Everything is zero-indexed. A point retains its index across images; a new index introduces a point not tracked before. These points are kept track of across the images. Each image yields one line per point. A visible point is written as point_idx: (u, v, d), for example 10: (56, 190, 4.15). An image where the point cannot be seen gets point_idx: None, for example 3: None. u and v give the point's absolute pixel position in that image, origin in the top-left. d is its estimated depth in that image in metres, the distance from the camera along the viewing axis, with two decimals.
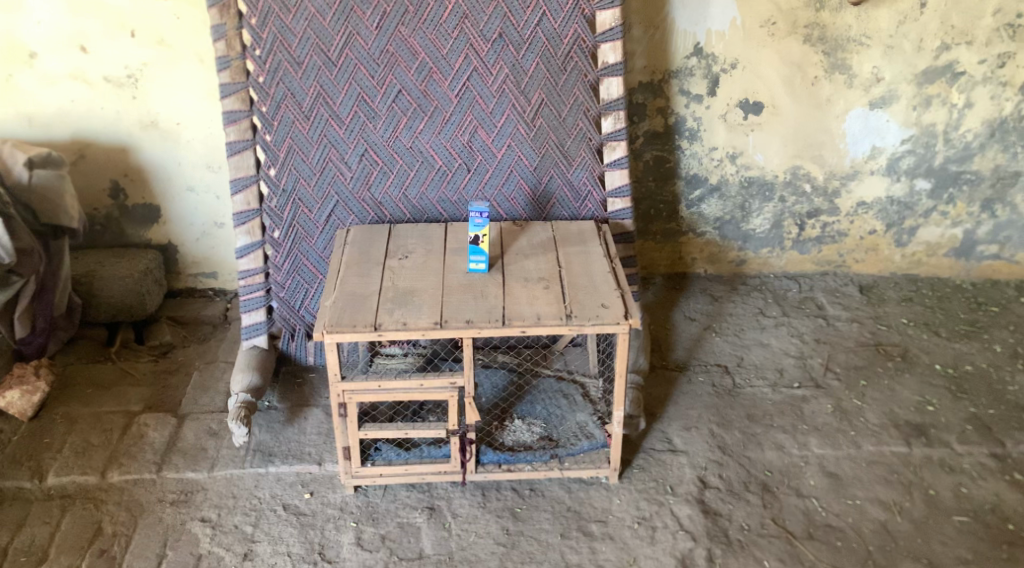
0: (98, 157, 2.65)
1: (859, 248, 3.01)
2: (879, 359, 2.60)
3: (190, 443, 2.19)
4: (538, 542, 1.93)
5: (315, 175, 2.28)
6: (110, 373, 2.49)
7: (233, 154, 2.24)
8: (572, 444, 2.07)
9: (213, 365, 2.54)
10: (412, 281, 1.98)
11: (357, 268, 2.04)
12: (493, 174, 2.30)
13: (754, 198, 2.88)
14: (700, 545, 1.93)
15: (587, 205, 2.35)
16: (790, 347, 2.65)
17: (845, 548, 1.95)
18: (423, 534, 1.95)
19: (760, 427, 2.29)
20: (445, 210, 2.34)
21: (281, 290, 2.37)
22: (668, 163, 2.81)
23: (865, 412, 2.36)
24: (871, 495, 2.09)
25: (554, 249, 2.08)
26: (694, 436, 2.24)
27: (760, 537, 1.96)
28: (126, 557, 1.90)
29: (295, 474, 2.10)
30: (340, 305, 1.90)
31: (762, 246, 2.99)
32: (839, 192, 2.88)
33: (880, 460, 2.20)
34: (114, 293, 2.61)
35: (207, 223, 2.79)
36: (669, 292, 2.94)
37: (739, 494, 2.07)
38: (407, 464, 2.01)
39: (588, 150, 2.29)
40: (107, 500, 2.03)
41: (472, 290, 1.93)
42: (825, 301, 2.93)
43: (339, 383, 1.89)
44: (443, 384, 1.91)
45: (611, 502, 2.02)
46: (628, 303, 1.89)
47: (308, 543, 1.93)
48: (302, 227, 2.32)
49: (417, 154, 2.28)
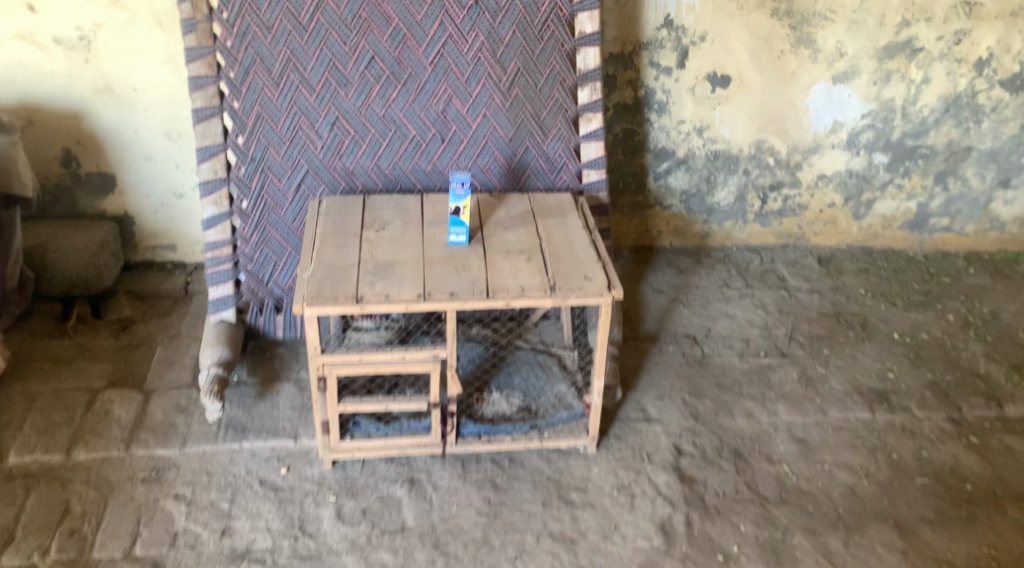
0: (49, 123, 2.54)
1: (819, 221, 3.08)
2: (841, 329, 2.67)
3: (158, 419, 2.13)
4: (520, 511, 1.94)
5: (285, 143, 2.22)
6: (68, 348, 2.39)
7: (199, 121, 2.16)
8: (551, 415, 2.09)
9: (177, 339, 2.47)
10: (391, 253, 1.96)
11: (334, 240, 2.01)
12: (468, 144, 2.28)
13: (719, 171, 2.92)
14: (679, 511, 1.96)
15: (562, 177, 2.34)
16: (755, 318, 2.70)
17: (816, 511, 2.01)
18: (404, 506, 1.95)
19: (730, 396, 2.34)
20: (418, 181, 2.31)
21: (250, 263, 2.31)
22: (637, 135, 2.83)
23: (830, 380, 2.43)
24: (838, 460, 2.16)
25: (532, 222, 2.09)
26: (667, 405, 2.27)
27: (736, 502, 2.00)
28: (97, 537, 1.83)
29: (270, 449, 2.07)
30: (319, 278, 1.87)
31: (726, 218, 3.04)
32: (801, 165, 2.94)
33: (845, 426, 2.27)
34: (69, 267, 2.52)
35: (165, 193, 2.70)
36: (636, 265, 2.96)
37: (713, 461, 2.11)
38: (387, 437, 2.00)
39: (564, 121, 2.29)
40: (73, 479, 1.96)
41: (453, 262, 1.93)
42: (786, 272, 2.99)
43: (319, 356, 1.86)
44: (426, 357, 1.90)
45: (590, 471, 2.05)
46: (610, 274, 1.91)
47: (287, 518, 1.91)
48: (271, 197, 2.26)
49: (390, 123, 2.23)
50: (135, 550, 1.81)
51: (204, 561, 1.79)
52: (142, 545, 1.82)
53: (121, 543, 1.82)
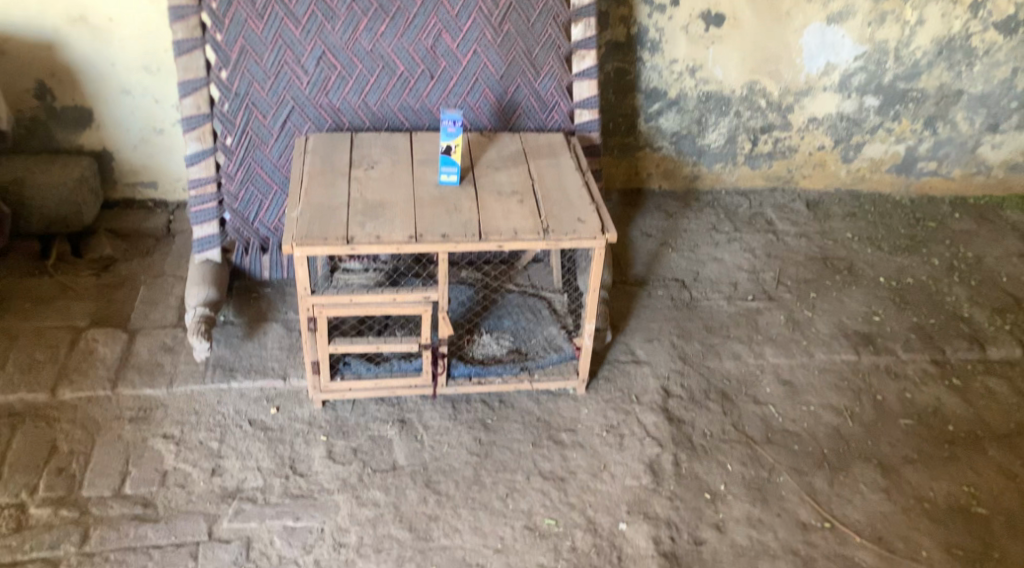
0: (21, 54, 2.45)
1: (808, 164, 3.07)
2: (828, 272, 2.68)
3: (144, 359, 2.11)
4: (510, 451, 1.95)
5: (269, 78, 2.15)
6: (49, 287, 2.35)
7: (182, 54, 2.09)
8: (541, 357, 2.10)
9: (161, 279, 2.43)
10: (381, 193, 1.94)
11: (322, 178, 1.97)
12: (458, 81, 2.23)
13: (710, 112, 2.89)
14: (667, 451, 1.98)
15: (553, 116, 2.30)
16: (743, 262, 2.70)
17: (802, 451, 2.04)
18: (395, 446, 1.95)
19: (718, 338, 2.35)
20: (406, 119, 2.26)
21: (235, 202, 2.26)
22: (628, 75, 2.78)
23: (816, 323, 2.45)
24: (823, 401, 2.19)
25: (524, 163, 2.08)
26: (656, 348, 2.28)
27: (723, 442, 2.03)
28: (86, 476, 1.82)
29: (259, 389, 2.06)
30: (308, 217, 1.84)
31: (716, 161, 3.01)
32: (792, 108, 2.92)
33: (831, 368, 2.29)
34: (48, 203, 2.46)
35: (145, 129, 2.62)
36: (625, 208, 2.95)
37: (701, 402, 2.13)
38: (378, 378, 2.00)
39: (557, 59, 2.24)
40: (60, 419, 1.94)
41: (444, 203, 1.92)
42: (774, 216, 2.98)
43: (309, 297, 1.84)
44: (417, 298, 1.89)
45: (579, 412, 2.06)
46: (603, 217, 1.91)
47: (278, 457, 1.91)
48: (256, 134, 2.20)
49: (378, 59, 2.17)
50: (125, 488, 1.81)
51: (195, 500, 1.79)
52: (131, 483, 1.81)
53: (111, 482, 1.81)
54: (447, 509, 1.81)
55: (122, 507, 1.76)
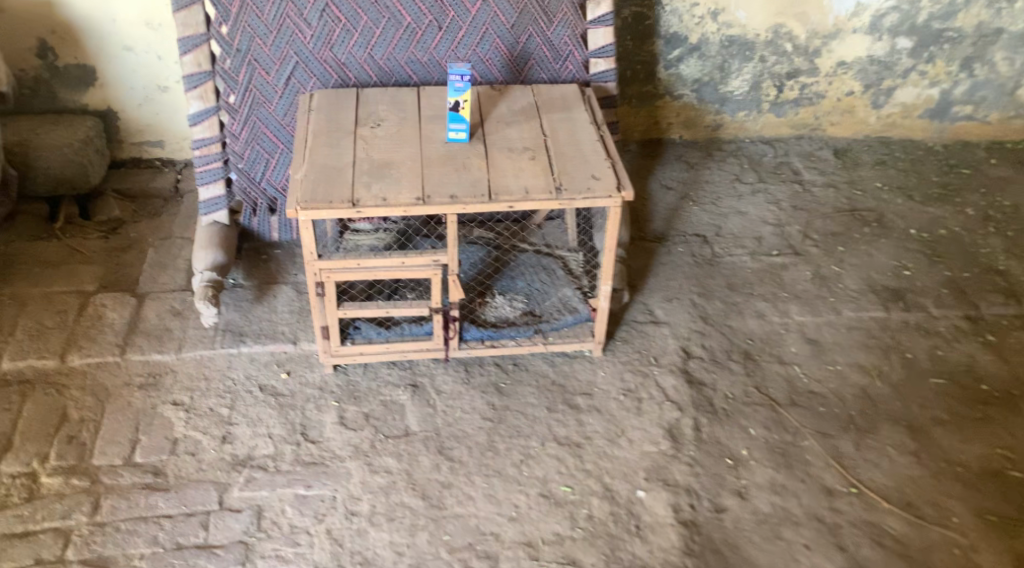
0: (20, 11, 2.37)
1: (836, 110, 2.94)
2: (856, 225, 2.57)
3: (153, 325, 2.08)
4: (525, 416, 1.91)
5: (272, 33, 2.06)
6: (56, 251, 2.31)
7: (180, 9, 2.00)
8: (555, 319, 2.05)
9: (169, 241, 2.39)
10: (388, 152, 1.87)
11: (327, 136, 1.91)
12: (467, 32, 2.14)
13: (734, 58, 2.77)
14: (687, 415, 1.93)
15: (567, 67, 2.21)
16: (767, 215, 2.60)
17: (827, 413, 1.98)
18: (408, 411, 1.91)
19: (740, 296, 2.27)
20: (414, 73, 2.18)
21: (241, 161, 2.20)
22: (648, 20, 2.65)
23: (843, 278, 2.36)
24: (850, 361, 2.12)
25: (536, 118, 2.00)
26: (675, 307, 2.21)
27: (745, 405, 1.97)
28: (97, 444, 1.80)
29: (270, 354, 2.02)
30: (313, 179, 1.78)
31: (739, 109, 2.89)
32: (820, 52, 2.78)
33: (858, 326, 2.21)
34: (53, 164, 2.40)
35: (149, 87, 2.56)
36: (644, 160, 2.85)
37: (722, 363, 2.07)
38: (389, 342, 1.95)
39: (571, 6, 2.13)
40: (69, 386, 1.91)
41: (453, 162, 1.85)
42: (800, 166, 2.87)
43: (316, 262, 1.79)
44: (426, 262, 1.83)
45: (596, 375, 2.01)
46: (618, 174, 1.84)
47: (289, 424, 1.87)
48: (259, 92, 2.12)
49: (383, 10, 2.09)
50: (135, 456, 1.79)
51: (206, 468, 1.77)
52: (142, 451, 1.79)
53: (121, 450, 1.79)
54: (460, 476, 1.77)
55: (133, 476, 1.74)
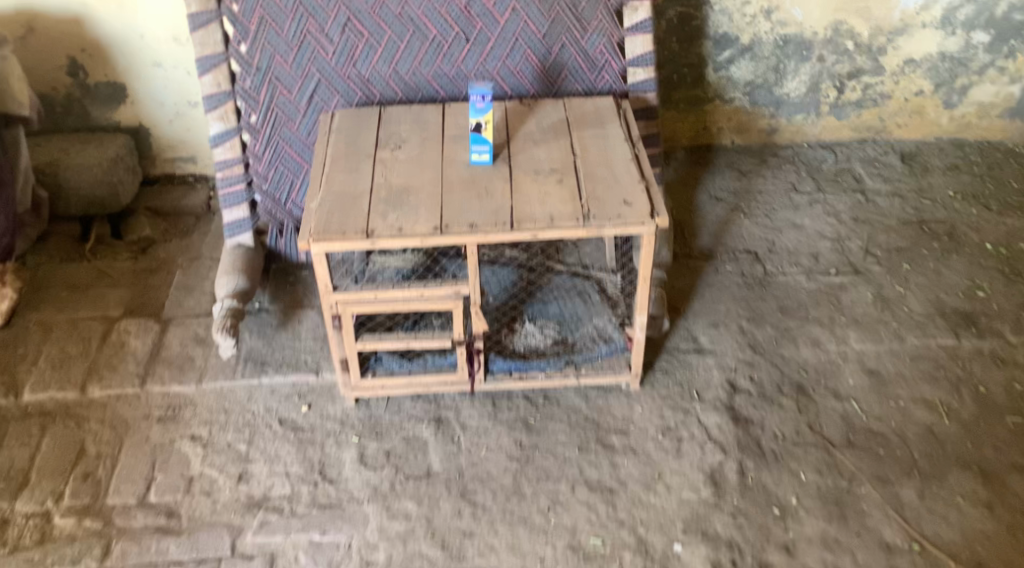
0: (50, 30, 2.34)
1: (904, 111, 2.71)
2: (924, 239, 2.36)
3: (175, 353, 2.02)
4: (554, 457, 1.79)
5: (292, 50, 1.98)
6: (85, 273, 2.28)
7: (198, 28, 1.93)
8: (589, 349, 1.91)
9: (197, 262, 2.34)
10: (408, 177, 1.77)
11: (345, 161, 1.82)
12: (496, 44, 2.02)
13: (789, 58, 2.58)
14: (731, 458, 1.78)
15: (603, 77, 2.08)
16: (825, 229, 2.41)
17: (888, 456, 1.80)
18: (430, 449, 1.81)
19: (794, 321, 2.10)
20: (441, 88, 2.07)
21: (264, 183, 2.12)
22: (695, 21, 2.49)
23: (909, 300, 2.16)
24: (915, 395, 1.93)
25: (567, 135, 1.86)
26: (722, 334, 2.06)
27: (796, 446, 1.81)
28: (112, 481, 1.76)
29: (291, 385, 1.94)
30: (327, 209, 1.69)
31: (796, 112, 2.70)
32: (885, 49, 2.57)
33: (925, 355, 2.02)
34: (83, 185, 2.38)
35: (179, 103, 2.50)
36: (693, 167, 2.68)
37: (772, 399, 1.91)
38: (411, 375, 1.86)
39: (606, 13, 2.00)
40: (89, 419, 1.87)
41: (475, 187, 1.74)
42: (863, 172, 2.66)
43: (331, 295, 1.70)
44: (447, 293, 1.72)
45: (632, 410, 1.87)
46: (653, 198, 1.69)
47: (307, 461, 1.79)
48: (282, 111, 2.05)
49: (408, 23, 1.98)
50: (150, 496, 1.73)
51: (221, 510, 1.70)
52: (157, 491, 1.74)
53: (136, 489, 1.74)
54: (483, 523, 1.67)
55: (147, 518, 1.69)
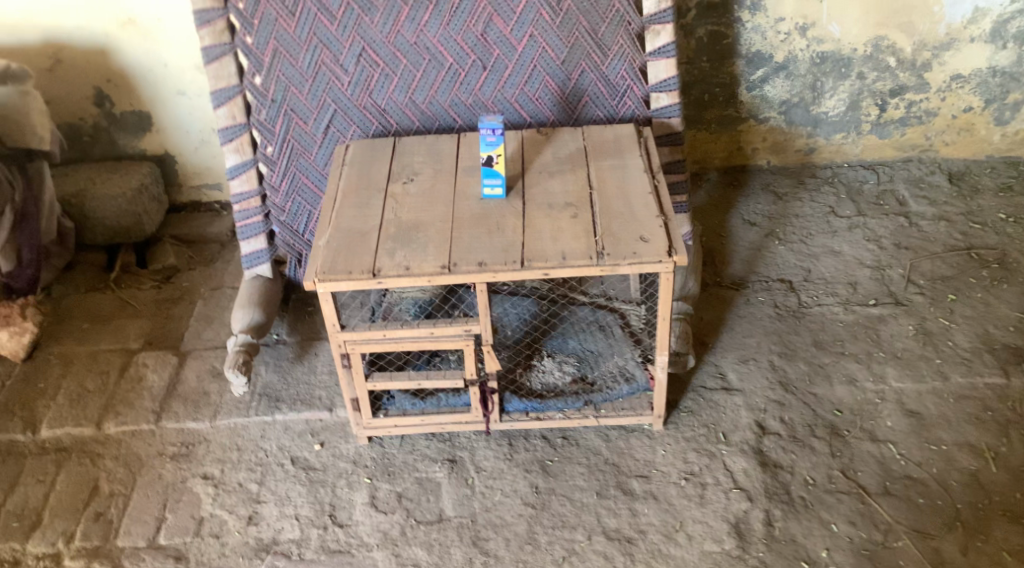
0: (76, 62, 2.36)
1: (951, 129, 2.58)
2: (972, 267, 2.23)
3: (190, 387, 2.01)
4: (571, 502, 1.72)
5: (307, 81, 1.95)
6: (109, 304, 2.29)
7: (211, 62, 1.90)
8: (609, 389, 1.83)
9: (218, 292, 2.33)
10: (419, 212, 1.71)
11: (356, 194, 1.77)
12: (514, 70, 1.96)
13: (827, 76, 2.46)
14: (757, 507, 1.69)
15: (625, 103, 2.00)
16: (865, 256, 2.29)
17: (927, 506, 1.69)
18: (443, 492, 1.76)
19: (828, 357, 1.99)
20: (459, 115, 2.02)
21: (282, 214, 2.10)
22: (726, 39, 2.39)
23: (954, 334, 2.04)
24: (959, 439, 1.81)
25: (585, 166, 1.79)
26: (751, 370, 1.96)
27: (828, 494, 1.71)
28: (123, 522, 1.74)
29: (305, 422, 1.91)
30: (334, 246, 1.64)
31: (835, 131, 2.58)
32: (930, 65, 2.44)
33: (971, 395, 1.89)
34: (108, 216, 2.40)
35: (204, 130, 2.50)
36: (726, 190, 2.58)
37: (803, 441, 1.81)
38: (424, 414, 1.80)
39: (628, 38, 1.92)
40: (103, 455, 1.86)
41: (487, 222, 1.68)
42: (907, 194, 2.53)
43: (339, 333, 1.65)
44: (457, 333, 1.66)
45: (654, 453, 1.79)
46: (671, 234, 1.61)
47: (317, 504, 1.75)
48: (298, 142, 2.02)
49: (423, 51, 1.93)
50: (160, 538, 1.71)
51: (229, 553, 1.67)
52: (167, 532, 1.72)
53: (146, 530, 1.72)
54: None
55: (155, 561, 1.67)
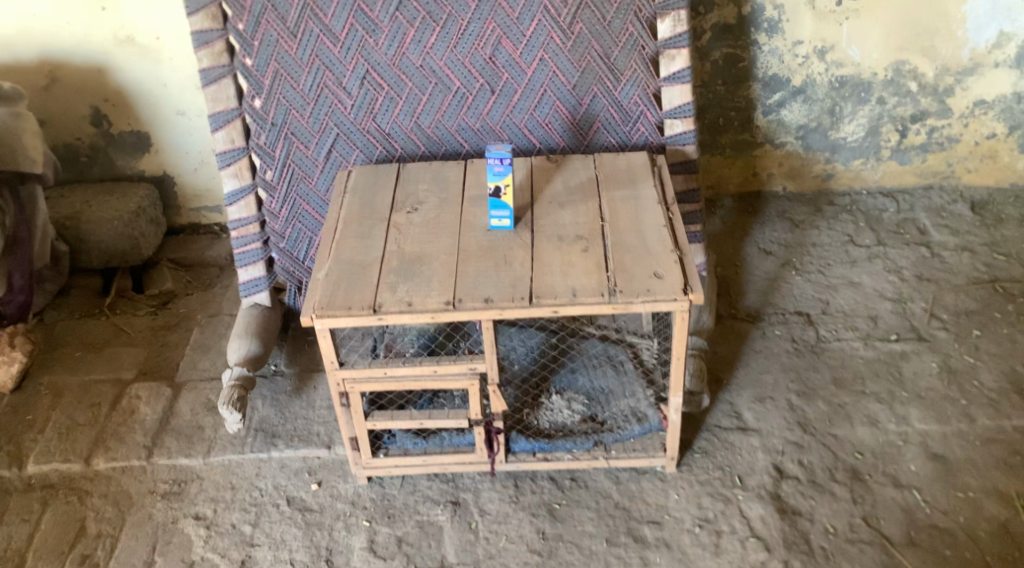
0: (74, 81, 2.30)
1: (974, 156, 2.50)
2: (997, 301, 2.14)
3: (184, 421, 1.93)
4: (579, 550, 1.63)
5: (309, 104, 1.88)
6: (103, 331, 2.22)
7: (209, 84, 1.83)
8: (620, 428, 1.74)
9: (216, 319, 2.26)
10: (423, 243, 1.64)
11: (358, 222, 1.70)
12: (523, 95, 1.89)
13: (846, 100, 2.39)
14: (775, 557, 1.60)
15: (639, 129, 1.93)
16: (885, 288, 2.21)
17: (955, 558, 1.60)
18: (445, 537, 1.68)
19: (849, 396, 1.91)
20: (466, 140, 1.95)
21: (281, 240, 2.03)
22: (742, 62, 2.33)
23: (980, 372, 1.95)
24: (987, 485, 1.72)
25: (596, 196, 1.72)
26: (768, 410, 1.88)
27: (850, 544, 1.62)
28: (110, 565, 1.66)
29: (302, 460, 1.83)
30: (334, 280, 1.57)
31: (854, 157, 2.50)
32: (953, 90, 2.37)
33: (999, 438, 1.80)
34: (104, 238, 2.32)
35: (204, 151, 2.44)
36: (740, 217, 2.50)
37: (823, 486, 1.72)
38: (426, 454, 1.72)
39: (641, 62, 1.85)
40: (92, 493, 1.79)
41: (494, 255, 1.60)
42: (928, 223, 2.45)
43: (338, 371, 1.58)
44: (461, 371, 1.58)
45: (667, 498, 1.71)
46: (687, 270, 1.53)
47: (313, 548, 1.67)
48: (299, 166, 1.95)
49: (429, 74, 1.86)
50: None
51: None
52: None
53: None
54: None
55: None
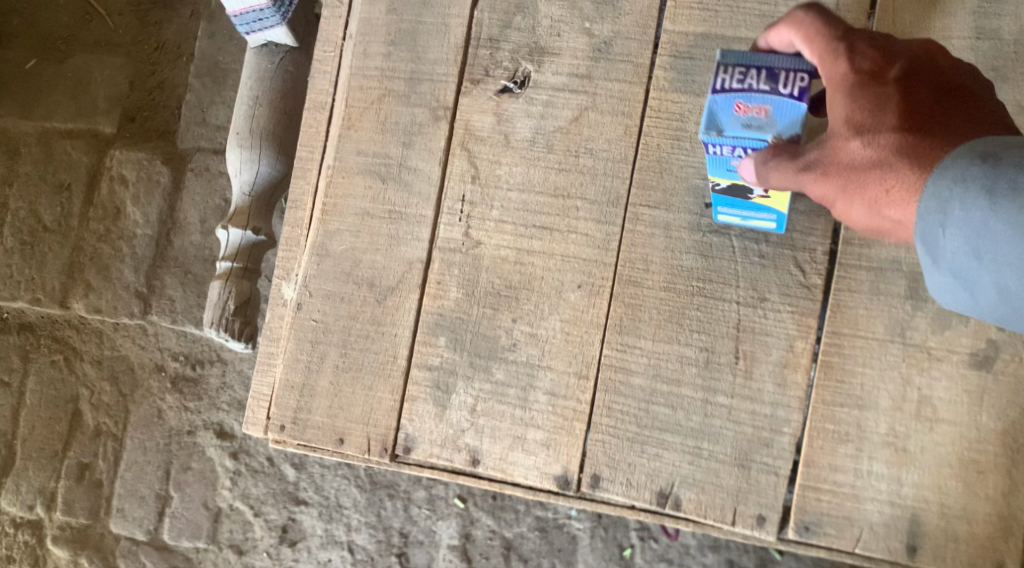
0: None
1: None
2: None
3: (193, 246, 1.08)
4: None
5: None
6: None
7: None
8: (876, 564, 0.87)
9: None
10: (526, 240, 0.63)
11: (378, 119, 0.66)
12: None
13: None
14: None
15: None
16: None
17: None
18: None
19: None
20: None
21: None
22: None
23: None
24: None
25: None
26: None
27: None
28: (116, 489, 1.05)
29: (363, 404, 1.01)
30: (311, 331, 0.65)
31: None
32: None
33: None
34: None
35: None
36: None
37: None
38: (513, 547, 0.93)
39: None
40: (81, 353, 1.07)
41: (705, 319, 0.60)
42: None
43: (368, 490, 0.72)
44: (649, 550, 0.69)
45: None
46: None
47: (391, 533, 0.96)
48: None
49: None
50: (164, 533, 1.02)
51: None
52: (171, 527, 1.02)
53: (146, 517, 1.03)
54: None
55: None
